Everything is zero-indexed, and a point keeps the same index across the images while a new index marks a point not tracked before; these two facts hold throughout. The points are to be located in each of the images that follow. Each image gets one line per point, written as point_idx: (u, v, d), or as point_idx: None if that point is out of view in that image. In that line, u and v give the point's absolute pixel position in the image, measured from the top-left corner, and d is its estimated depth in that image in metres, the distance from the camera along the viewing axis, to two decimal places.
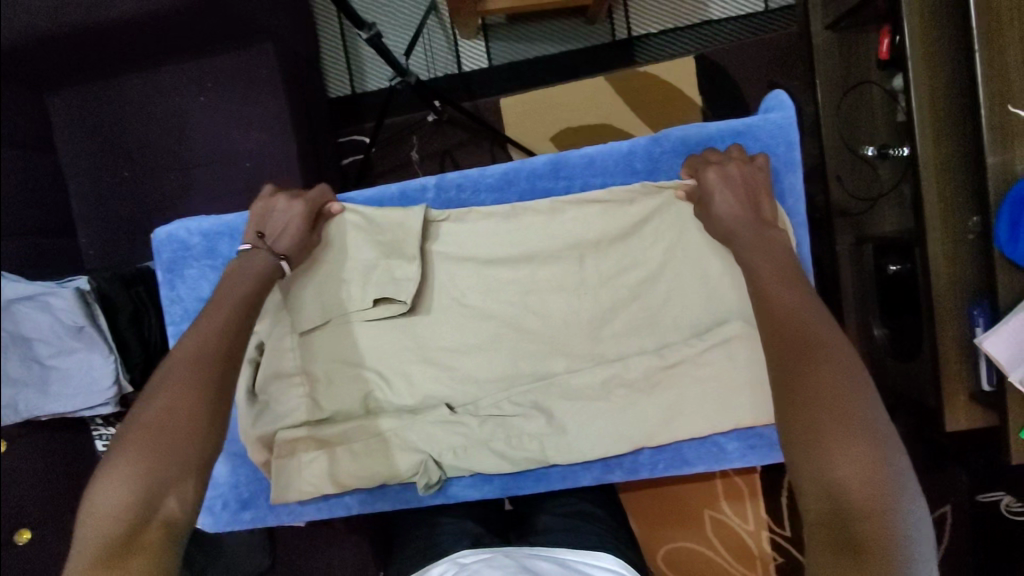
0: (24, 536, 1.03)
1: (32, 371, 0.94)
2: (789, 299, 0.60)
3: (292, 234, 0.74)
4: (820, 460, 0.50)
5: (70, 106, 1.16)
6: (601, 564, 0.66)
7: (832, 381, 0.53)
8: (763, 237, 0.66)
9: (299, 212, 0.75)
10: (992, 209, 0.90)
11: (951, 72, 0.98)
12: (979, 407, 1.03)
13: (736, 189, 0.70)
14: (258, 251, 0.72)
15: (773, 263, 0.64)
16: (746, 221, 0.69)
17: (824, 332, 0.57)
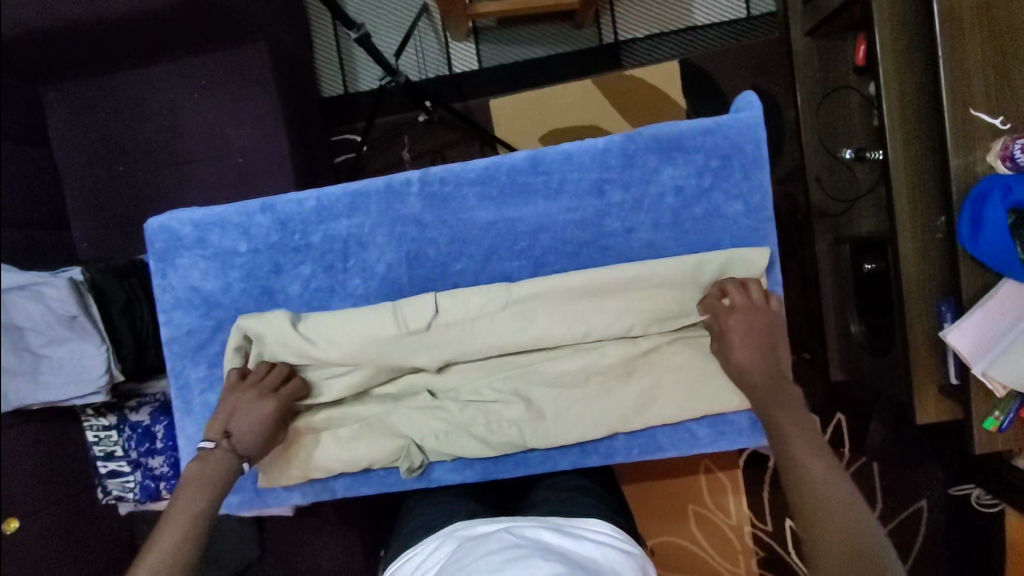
0: (11, 526, 1.01)
1: (25, 361, 0.96)
2: (784, 420, 0.70)
3: (253, 435, 0.75)
4: (832, 556, 0.60)
5: (66, 101, 1.18)
6: (597, 529, 0.69)
7: (830, 490, 0.64)
8: (773, 374, 0.72)
9: (266, 407, 0.75)
10: (954, 210, 0.94)
11: (918, 77, 1.03)
12: (947, 401, 1.06)
13: (750, 340, 0.72)
14: (220, 452, 0.73)
15: (777, 388, 0.72)
16: (761, 369, 0.72)
17: (815, 448, 0.67)
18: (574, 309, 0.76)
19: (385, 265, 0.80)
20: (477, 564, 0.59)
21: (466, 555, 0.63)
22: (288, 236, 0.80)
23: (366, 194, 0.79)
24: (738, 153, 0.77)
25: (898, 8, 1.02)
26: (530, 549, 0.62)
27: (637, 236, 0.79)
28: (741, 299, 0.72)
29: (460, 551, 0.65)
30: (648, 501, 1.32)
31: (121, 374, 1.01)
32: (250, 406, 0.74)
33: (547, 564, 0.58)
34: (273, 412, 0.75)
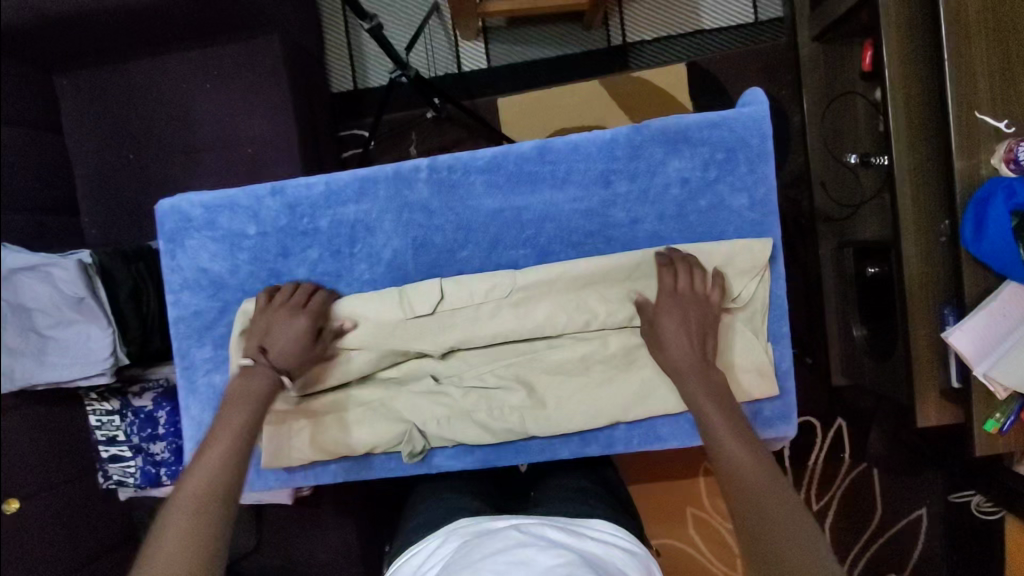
0: (12, 506, 1.01)
1: (30, 341, 0.96)
2: (709, 410, 0.68)
3: (291, 348, 0.75)
4: (780, 540, 0.57)
5: (79, 89, 1.20)
6: (600, 531, 0.70)
7: (758, 471, 0.62)
8: (699, 371, 0.71)
9: (302, 319, 0.76)
10: (958, 211, 0.94)
11: (924, 80, 1.03)
12: (949, 404, 1.06)
13: (683, 333, 0.73)
14: (258, 367, 0.73)
15: (703, 379, 0.71)
16: (693, 363, 0.72)
17: (738, 433, 0.66)
18: (576, 297, 0.78)
19: (391, 251, 0.81)
20: (481, 562, 0.60)
21: (471, 552, 0.64)
22: (297, 219, 0.81)
23: (374, 179, 0.80)
24: (744, 147, 0.77)
25: (904, 12, 1.03)
26: (534, 546, 0.62)
27: (642, 227, 0.79)
28: (687, 285, 0.74)
29: (464, 550, 0.65)
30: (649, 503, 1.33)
31: (124, 357, 1.03)
32: (286, 320, 0.75)
33: (551, 562, 0.58)
34: (308, 324, 0.76)
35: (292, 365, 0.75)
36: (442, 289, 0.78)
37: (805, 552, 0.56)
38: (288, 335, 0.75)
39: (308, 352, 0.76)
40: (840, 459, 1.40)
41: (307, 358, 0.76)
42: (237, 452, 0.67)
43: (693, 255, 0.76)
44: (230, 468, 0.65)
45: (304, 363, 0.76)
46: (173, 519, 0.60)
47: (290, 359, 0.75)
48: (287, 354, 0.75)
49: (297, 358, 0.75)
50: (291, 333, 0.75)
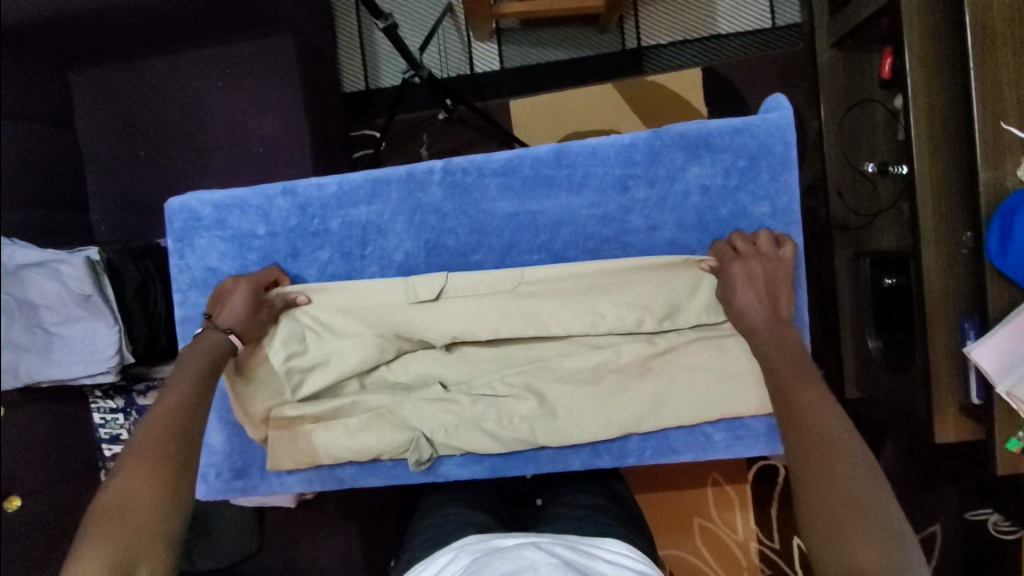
0: (14, 504, 0.99)
1: (36, 338, 0.95)
2: (785, 364, 0.67)
3: (237, 310, 0.74)
4: (826, 496, 0.55)
5: (91, 85, 1.19)
6: (611, 548, 0.69)
7: (823, 418, 0.61)
8: (775, 329, 0.70)
9: (246, 287, 0.76)
10: (983, 223, 0.92)
11: (947, 89, 1.01)
12: (968, 420, 1.04)
13: (754, 292, 0.71)
14: (206, 331, 0.73)
15: (779, 340, 0.69)
16: (763, 319, 0.71)
17: (814, 390, 0.64)
18: (589, 305, 0.76)
19: (403, 254, 0.80)
20: None
21: (482, 568, 0.62)
22: (308, 220, 0.80)
23: (387, 181, 0.79)
24: (767, 154, 0.76)
25: (929, 18, 1.00)
26: (548, 566, 0.61)
27: (660, 234, 0.78)
28: (752, 244, 0.74)
29: (475, 566, 0.64)
30: (658, 512, 1.30)
31: (131, 355, 1.02)
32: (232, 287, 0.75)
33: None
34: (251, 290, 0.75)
35: (239, 326, 0.73)
36: (448, 278, 0.76)
37: (855, 490, 0.55)
38: (233, 303, 0.74)
39: (253, 316, 0.75)
40: None
41: (253, 323, 0.75)
42: (193, 401, 0.66)
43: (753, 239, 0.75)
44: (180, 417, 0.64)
45: (252, 329, 0.75)
46: (127, 466, 0.59)
47: (237, 321, 0.73)
48: (233, 315, 0.73)
49: (244, 321, 0.74)
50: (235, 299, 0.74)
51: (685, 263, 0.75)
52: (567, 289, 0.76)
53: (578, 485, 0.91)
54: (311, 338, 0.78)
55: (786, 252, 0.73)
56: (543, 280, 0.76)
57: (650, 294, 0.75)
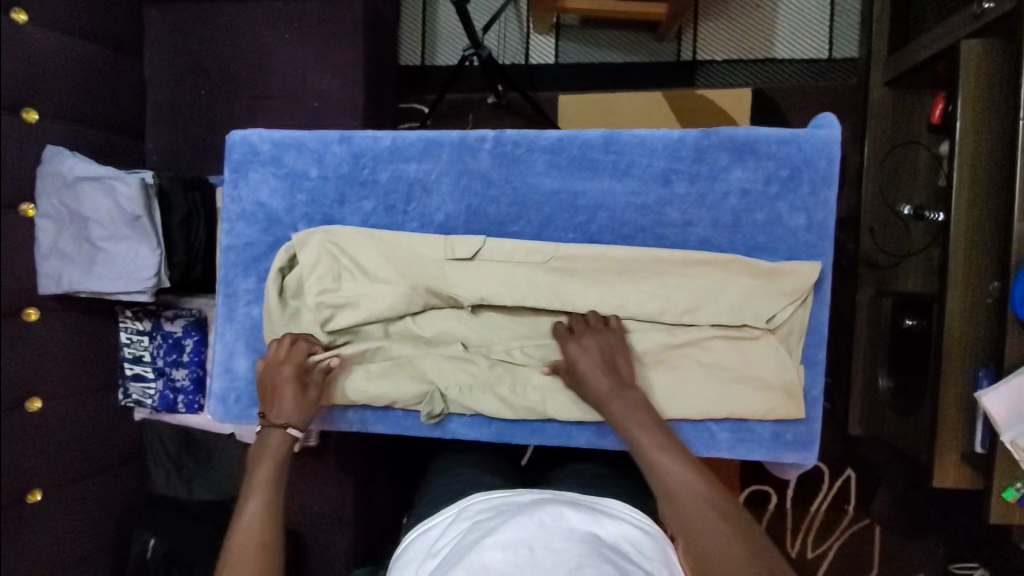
0: (34, 406, 1.02)
1: (82, 250, 1.01)
2: (640, 436, 0.70)
3: (293, 406, 0.75)
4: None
5: (165, 21, 1.24)
6: (612, 507, 0.74)
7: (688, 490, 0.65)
8: (628, 403, 0.72)
9: (288, 375, 0.75)
10: (1011, 273, 0.92)
11: (996, 140, 1.01)
12: (969, 469, 1.04)
13: (599, 375, 0.73)
14: (265, 431, 0.74)
15: (635, 411, 0.71)
16: (609, 388, 0.73)
17: (671, 457, 0.68)
18: (615, 287, 0.78)
19: (443, 214, 0.83)
20: (494, 540, 0.64)
21: (485, 535, 0.66)
22: (358, 170, 0.83)
23: (441, 143, 0.82)
24: (809, 167, 0.77)
25: (989, 64, 1.01)
26: (545, 542, 0.64)
27: (694, 231, 0.80)
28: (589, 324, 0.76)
29: (477, 531, 0.68)
30: None
31: (167, 280, 1.06)
32: (278, 386, 0.75)
33: (563, 568, 0.60)
34: (294, 379, 0.75)
35: (298, 415, 0.75)
36: (486, 241, 0.80)
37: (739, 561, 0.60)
38: (288, 401, 0.75)
39: (306, 401, 0.76)
40: (843, 510, 1.37)
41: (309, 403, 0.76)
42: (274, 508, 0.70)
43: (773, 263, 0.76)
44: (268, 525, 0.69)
45: (310, 411, 0.77)
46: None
47: (297, 413, 0.75)
48: (291, 410, 0.75)
49: (302, 410, 0.76)
50: (285, 396, 0.75)
51: (717, 261, 0.77)
52: (594, 272, 0.79)
53: (575, 468, 0.93)
54: (347, 279, 0.81)
55: (615, 321, 0.77)
56: (574, 260, 0.79)
57: (674, 287, 0.78)
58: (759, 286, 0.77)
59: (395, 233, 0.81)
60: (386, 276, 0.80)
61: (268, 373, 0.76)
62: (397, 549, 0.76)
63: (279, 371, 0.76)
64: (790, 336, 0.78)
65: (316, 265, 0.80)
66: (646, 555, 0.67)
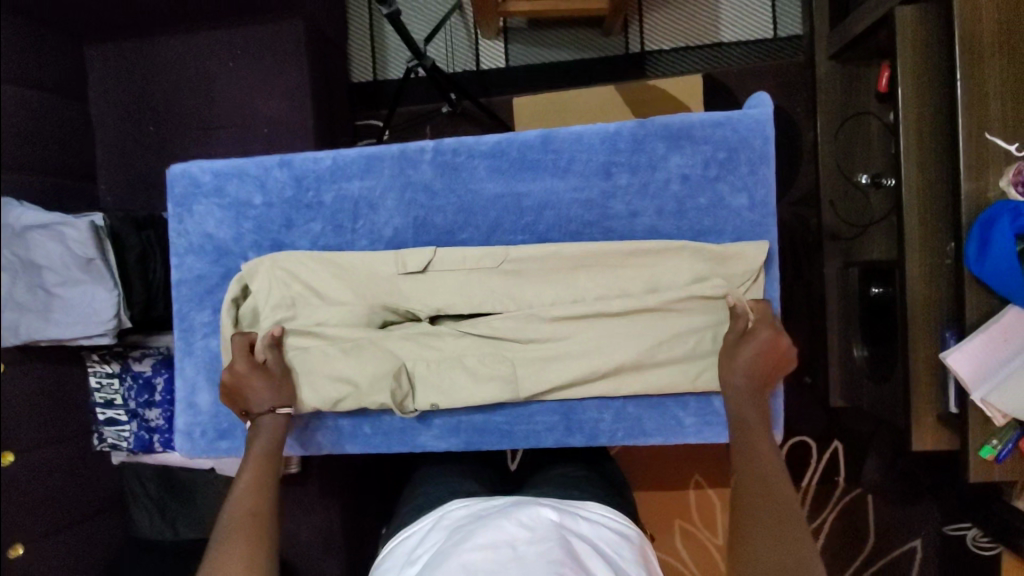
0: (7, 459, 1.01)
1: (38, 298, 0.97)
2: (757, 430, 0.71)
3: (266, 392, 0.76)
4: (765, 523, 0.63)
5: (107, 60, 1.23)
6: (589, 511, 0.75)
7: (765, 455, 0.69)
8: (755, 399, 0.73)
9: (243, 367, 0.76)
10: (963, 231, 0.93)
11: (936, 103, 1.03)
12: (945, 430, 1.05)
13: (758, 363, 0.74)
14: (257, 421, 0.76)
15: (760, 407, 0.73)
16: (758, 346, 0.73)
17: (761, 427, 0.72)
18: (567, 282, 0.79)
19: (391, 229, 0.83)
20: (473, 541, 0.63)
21: (463, 538, 0.64)
22: (302, 192, 0.83)
23: (382, 158, 0.82)
24: (746, 147, 0.78)
25: (923, 30, 1.02)
26: (526, 539, 0.63)
27: (641, 221, 0.80)
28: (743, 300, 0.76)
29: (457, 535, 0.66)
30: (649, 518, 1.34)
31: (128, 320, 1.05)
32: (240, 380, 0.76)
33: (546, 560, 0.59)
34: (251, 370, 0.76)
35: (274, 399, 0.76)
36: (437, 252, 0.80)
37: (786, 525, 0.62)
38: (257, 389, 0.76)
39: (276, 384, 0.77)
40: (835, 484, 1.36)
41: (275, 388, 0.77)
42: (264, 483, 0.71)
43: (719, 247, 0.77)
44: (261, 499, 0.70)
45: (286, 391, 0.78)
46: (219, 545, 0.64)
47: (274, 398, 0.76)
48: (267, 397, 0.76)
49: (277, 394, 0.77)
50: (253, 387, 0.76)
51: (664, 249, 0.78)
52: (546, 271, 0.79)
53: (552, 470, 0.93)
54: (302, 303, 0.81)
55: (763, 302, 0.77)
56: (524, 262, 0.79)
57: (625, 279, 0.78)
58: (708, 270, 0.77)
59: (345, 252, 0.81)
60: (340, 296, 0.80)
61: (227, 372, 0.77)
62: (379, 557, 0.74)
63: (235, 367, 0.76)
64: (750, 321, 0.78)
65: (271, 288, 0.80)
66: (619, 552, 0.68)
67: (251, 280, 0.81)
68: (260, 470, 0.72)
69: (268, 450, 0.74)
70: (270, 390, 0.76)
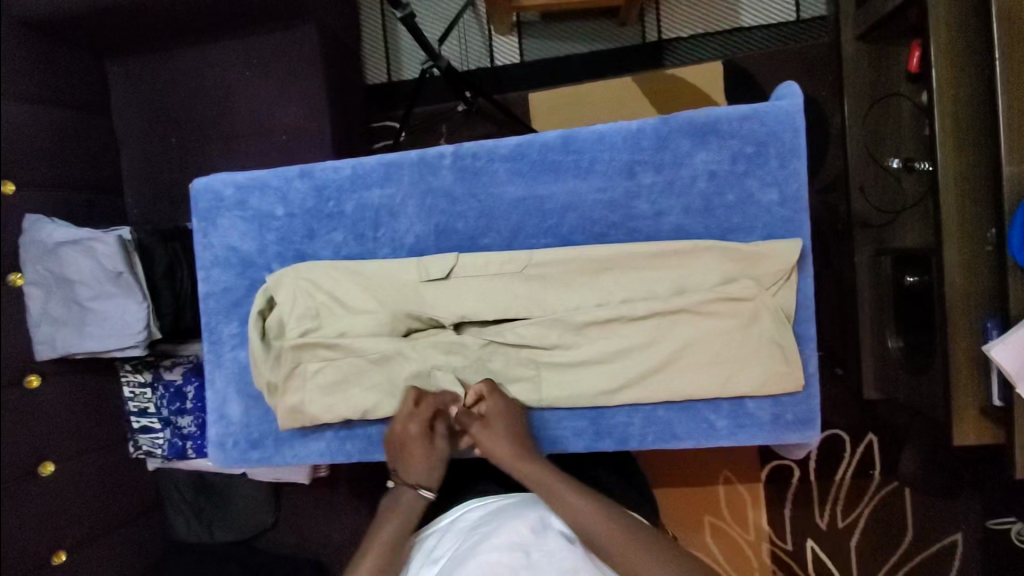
0: (48, 470, 1.04)
1: (72, 312, 1.02)
2: (575, 503, 0.68)
3: (424, 464, 0.75)
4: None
5: (128, 74, 1.25)
6: None
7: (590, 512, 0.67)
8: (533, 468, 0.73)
9: (415, 432, 0.75)
10: (1005, 218, 0.89)
11: (972, 84, 0.98)
12: (989, 424, 1.00)
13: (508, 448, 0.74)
14: (399, 489, 0.75)
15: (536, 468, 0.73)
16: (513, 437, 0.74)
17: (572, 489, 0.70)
18: (592, 284, 0.78)
19: (413, 236, 0.83)
20: (489, 541, 0.61)
21: (479, 540, 0.63)
22: (323, 202, 0.83)
23: (402, 165, 0.81)
24: (775, 141, 0.76)
25: (958, 7, 0.97)
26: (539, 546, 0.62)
27: (667, 220, 0.78)
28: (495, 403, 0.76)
29: (473, 536, 0.64)
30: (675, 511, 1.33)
31: (158, 331, 1.06)
32: (404, 439, 0.76)
33: None
34: (423, 439, 0.75)
35: (425, 475, 0.75)
36: (459, 258, 0.79)
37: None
38: (415, 452, 0.75)
39: (432, 458, 0.76)
40: (869, 477, 1.32)
41: (431, 462, 0.75)
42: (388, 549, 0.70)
43: (749, 245, 0.75)
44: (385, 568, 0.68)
45: (434, 469, 0.76)
46: None
47: (422, 475, 0.75)
48: (417, 470, 0.75)
49: (427, 470, 0.75)
50: (410, 449, 0.75)
51: (692, 248, 0.76)
52: (569, 274, 0.78)
53: (581, 472, 0.92)
54: (326, 313, 0.80)
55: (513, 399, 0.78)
56: (548, 266, 0.78)
57: (651, 280, 0.77)
58: (738, 270, 0.75)
59: (368, 262, 0.81)
60: (364, 306, 0.80)
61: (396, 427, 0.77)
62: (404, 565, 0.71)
63: (408, 428, 0.75)
64: (784, 323, 0.75)
65: (292, 300, 0.80)
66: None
67: (275, 292, 0.82)
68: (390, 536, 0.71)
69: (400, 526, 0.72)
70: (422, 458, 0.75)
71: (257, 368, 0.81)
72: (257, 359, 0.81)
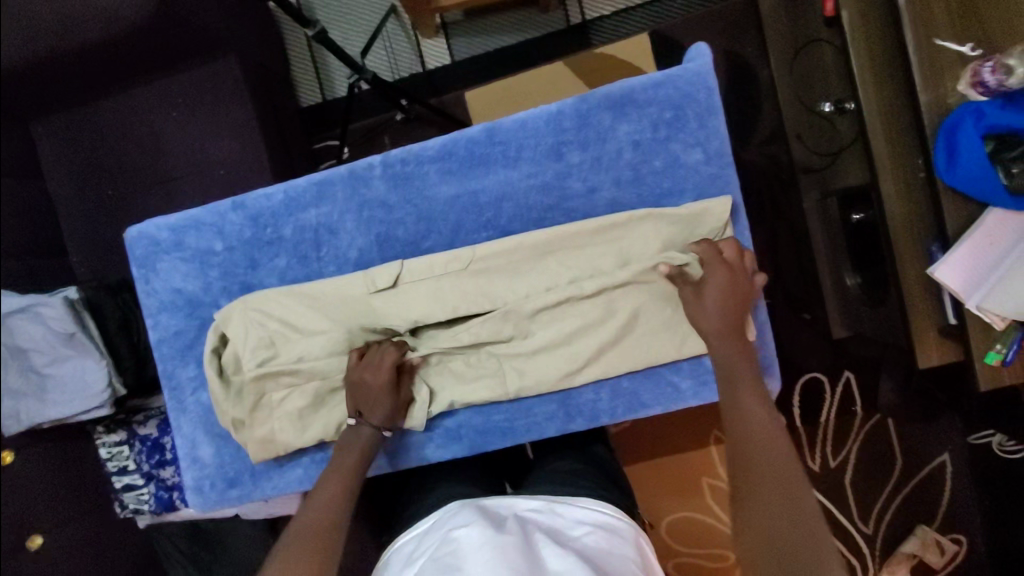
0: (36, 542, 1.00)
1: (32, 381, 0.91)
2: (758, 411, 0.67)
3: (389, 410, 0.76)
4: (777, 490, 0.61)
5: (51, 131, 1.22)
6: (579, 502, 0.75)
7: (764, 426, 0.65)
8: (738, 352, 0.71)
9: (386, 382, 0.75)
10: (928, 141, 0.92)
11: (880, 17, 1.00)
12: (950, 344, 1.02)
13: (724, 302, 0.71)
14: (359, 428, 0.75)
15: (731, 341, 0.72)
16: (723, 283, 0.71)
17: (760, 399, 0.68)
18: (539, 267, 0.79)
19: (356, 251, 0.83)
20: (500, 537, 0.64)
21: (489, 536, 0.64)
22: (261, 230, 0.83)
23: (334, 181, 0.81)
24: (691, 101, 0.78)
25: None
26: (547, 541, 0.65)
27: (601, 196, 0.80)
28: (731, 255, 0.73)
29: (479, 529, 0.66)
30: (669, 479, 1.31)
31: (122, 386, 1.06)
32: (372, 387, 0.75)
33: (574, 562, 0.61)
34: (391, 386, 0.75)
35: (388, 417, 0.76)
36: (404, 265, 0.80)
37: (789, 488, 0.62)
38: (383, 400, 0.75)
39: (397, 403, 0.77)
40: (851, 414, 1.34)
41: (397, 406, 0.77)
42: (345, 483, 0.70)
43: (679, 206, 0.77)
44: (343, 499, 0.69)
45: (397, 413, 0.77)
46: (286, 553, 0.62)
47: (388, 417, 0.76)
48: (384, 414, 0.75)
49: (392, 414, 0.76)
50: (375, 391, 0.75)
51: (629, 218, 0.77)
52: (514, 262, 0.79)
53: (563, 456, 0.92)
54: (281, 340, 0.80)
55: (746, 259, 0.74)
56: (493, 257, 0.78)
57: (595, 256, 0.78)
58: (675, 233, 0.77)
59: (314, 282, 0.81)
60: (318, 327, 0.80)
61: (359, 378, 0.75)
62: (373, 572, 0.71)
63: (377, 379, 0.75)
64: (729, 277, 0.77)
65: (245, 333, 0.80)
66: (607, 555, 0.66)
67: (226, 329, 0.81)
68: (351, 468, 0.71)
69: (359, 462, 0.72)
70: (387, 403, 0.75)
71: (220, 406, 0.80)
72: (219, 397, 0.80)
